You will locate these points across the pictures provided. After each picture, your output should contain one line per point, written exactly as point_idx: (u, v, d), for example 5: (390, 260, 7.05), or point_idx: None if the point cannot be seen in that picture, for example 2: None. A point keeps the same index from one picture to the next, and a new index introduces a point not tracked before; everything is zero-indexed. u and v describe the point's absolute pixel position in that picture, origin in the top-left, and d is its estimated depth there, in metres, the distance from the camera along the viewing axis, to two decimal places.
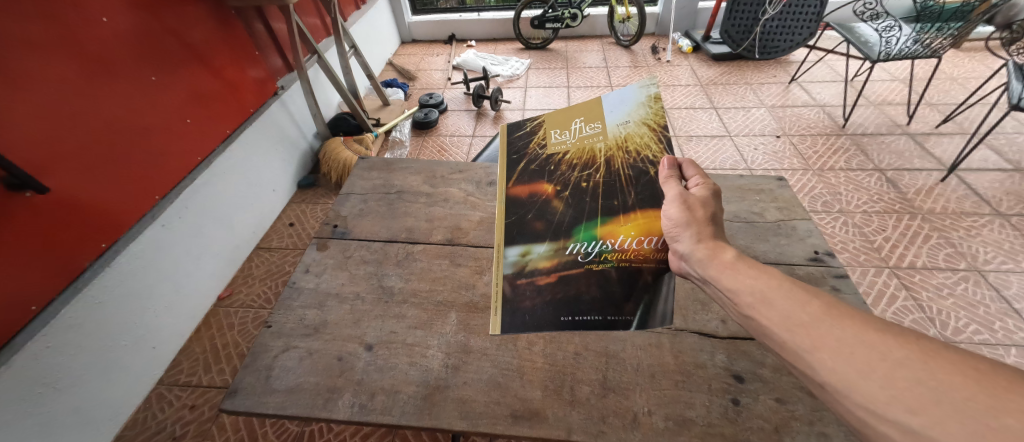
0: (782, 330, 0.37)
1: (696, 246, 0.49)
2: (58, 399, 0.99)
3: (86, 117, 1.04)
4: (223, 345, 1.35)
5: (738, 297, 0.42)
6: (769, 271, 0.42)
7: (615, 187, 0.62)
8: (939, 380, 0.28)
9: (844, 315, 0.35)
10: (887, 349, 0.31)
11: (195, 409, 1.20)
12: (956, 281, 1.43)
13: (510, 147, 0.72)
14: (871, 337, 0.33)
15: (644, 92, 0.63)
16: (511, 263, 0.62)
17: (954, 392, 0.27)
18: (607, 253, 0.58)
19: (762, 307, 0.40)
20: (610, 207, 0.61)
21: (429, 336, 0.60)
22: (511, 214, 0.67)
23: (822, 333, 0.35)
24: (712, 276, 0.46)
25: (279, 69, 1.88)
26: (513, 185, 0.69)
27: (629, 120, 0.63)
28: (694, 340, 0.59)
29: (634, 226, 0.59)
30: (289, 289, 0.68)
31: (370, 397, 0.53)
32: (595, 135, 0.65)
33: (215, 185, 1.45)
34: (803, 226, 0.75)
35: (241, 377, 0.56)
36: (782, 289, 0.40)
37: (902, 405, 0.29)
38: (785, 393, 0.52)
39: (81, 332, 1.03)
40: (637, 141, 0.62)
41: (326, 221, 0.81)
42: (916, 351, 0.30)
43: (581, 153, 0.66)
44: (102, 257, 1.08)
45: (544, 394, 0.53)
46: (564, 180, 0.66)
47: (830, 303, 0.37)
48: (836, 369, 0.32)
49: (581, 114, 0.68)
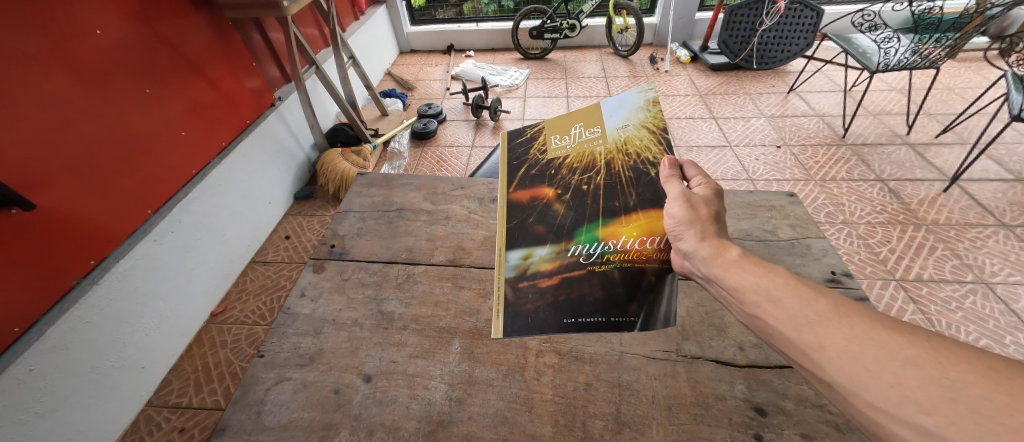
0: (790, 329, 0.36)
1: (700, 245, 0.47)
2: (45, 425, 0.94)
3: (79, 131, 1.02)
4: (215, 363, 1.31)
5: (743, 295, 0.41)
6: (774, 268, 0.41)
7: (615, 189, 0.60)
8: (952, 378, 0.28)
9: (850, 312, 0.34)
10: (898, 347, 0.30)
11: (185, 432, 1.16)
12: (965, 294, 1.41)
13: (510, 154, 0.70)
14: (881, 333, 0.32)
15: (642, 96, 0.61)
16: (512, 266, 0.59)
17: (968, 390, 0.27)
18: (610, 255, 0.56)
19: (769, 305, 0.38)
20: (611, 208, 0.59)
21: (432, 365, 0.57)
22: (512, 218, 0.63)
23: (830, 332, 0.34)
24: (716, 275, 0.44)
25: (277, 79, 1.86)
26: (513, 189, 0.65)
27: (628, 124, 0.61)
28: (711, 369, 0.56)
29: (637, 226, 0.57)
30: (284, 315, 0.65)
31: (369, 434, 0.50)
32: (595, 139, 0.63)
33: (211, 199, 1.41)
34: (817, 244, 0.73)
35: (230, 413, 0.53)
36: (788, 287, 0.39)
37: (914, 405, 0.28)
38: (811, 428, 0.49)
39: (67, 354, 0.98)
40: (638, 144, 0.60)
41: (323, 241, 0.78)
42: (926, 348, 0.30)
43: (582, 157, 0.63)
44: (90, 275, 1.04)
45: (555, 430, 0.50)
46: (564, 184, 0.63)
47: (837, 300, 0.36)
48: (844, 367, 0.32)
49: (581, 119, 0.65)
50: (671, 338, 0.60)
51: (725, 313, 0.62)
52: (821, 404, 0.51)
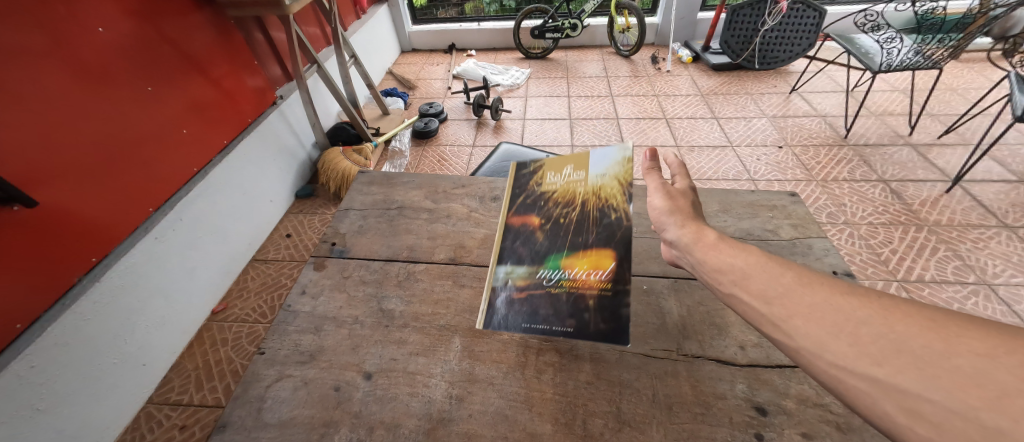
0: (760, 301, 0.39)
1: (681, 231, 0.50)
2: (46, 421, 0.95)
3: (81, 129, 1.02)
4: (216, 361, 1.31)
5: (719, 273, 0.44)
6: (745, 248, 0.45)
7: (584, 226, 0.62)
8: (899, 332, 0.31)
9: (813, 283, 0.38)
10: (853, 310, 0.34)
11: (185, 429, 1.16)
12: (967, 295, 1.41)
13: (516, 180, 0.72)
14: (838, 301, 0.35)
15: (624, 152, 0.63)
16: (490, 279, 0.64)
17: (913, 341, 0.30)
18: (563, 281, 0.60)
19: (742, 281, 0.42)
20: (575, 243, 0.62)
21: (432, 363, 0.57)
22: (503, 238, 0.67)
23: (795, 301, 0.37)
24: (695, 255, 0.48)
25: (279, 78, 1.86)
26: (509, 212, 0.69)
27: (605, 174, 0.64)
28: (711, 368, 0.55)
29: (590, 262, 0.60)
30: (285, 313, 0.65)
31: (369, 432, 0.50)
32: (579, 181, 0.66)
33: (212, 197, 1.41)
34: (819, 244, 0.73)
35: (231, 410, 0.53)
36: (758, 264, 0.42)
37: (868, 360, 0.31)
38: (812, 427, 0.48)
39: (68, 351, 0.99)
40: (609, 193, 0.62)
41: (324, 239, 0.78)
42: (876, 309, 0.33)
43: (566, 194, 0.66)
44: (92, 272, 1.04)
45: (555, 428, 0.50)
46: (547, 215, 0.66)
47: (800, 274, 0.40)
48: (808, 332, 0.35)
49: (576, 160, 0.68)
50: (671, 336, 0.60)
51: (726, 313, 0.62)
52: (822, 404, 0.51)
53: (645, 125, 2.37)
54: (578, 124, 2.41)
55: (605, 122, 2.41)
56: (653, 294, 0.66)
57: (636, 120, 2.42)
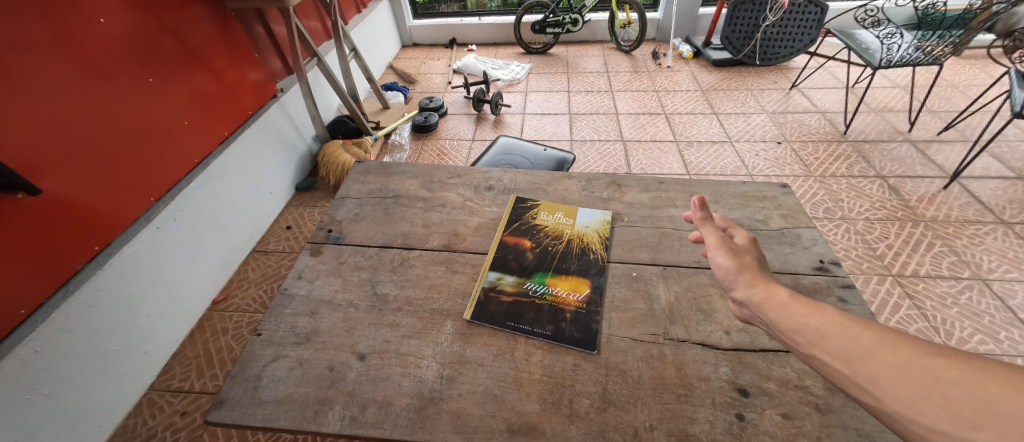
0: (842, 363, 0.41)
1: (751, 291, 0.51)
2: (49, 405, 0.97)
3: (83, 118, 1.03)
4: (217, 350, 1.33)
5: (795, 335, 0.45)
6: (822, 307, 0.46)
7: (569, 257, 0.71)
8: (996, 395, 0.31)
9: (897, 343, 0.39)
10: (942, 371, 0.35)
11: (186, 415, 1.18)
12: (961, 290, 1.41)
13: (512, 210, 0.82)
14: (925, 362, 0.36)
15: (602, 216, 0.81)
16: (480, 282, 0.67)
17: (1013, 404, 0.30)
18: (546, 295, 0.64)
19: (819, 341, 0.43)
20: (561, 268, 0.69)
21: (424, 345, 0.58)
22: (496, 251, 0.73)
23: (878, 363, 0.38)
24: (769, 316, 0.49)
25: (280, 72, 1.87)
26: (504, 232, 0.76)
27: (587, 226, 0.78)
28: (697, 352, 0.57)
29: (571, 285, 0.66)
30: (281, 296, 0.66)
31: (362, 409, 0.51)
32: (567, 225, 0.78)
33: (212, 188, 1.43)
34: (807, 234, 0.74)
35: (229, 388, 0.54)
36: (835, 324, 0.43)
37: (966, 424, 0.31)
38: (792, 408, 0.50)
39: (72, 336, 1.01)
40: (590, 239, 0.75)
41: (321, 226, 0.80)
42: (968, 370, 0.34)
43: (555, 231, 0.76)
44: (94, 260, 1.05)
45: (542, 407, 0.51)
46: (538, 242, 0.74)
47: (880, 332, 0.41)
48: (897, 395, 0.36)
49: (564, 210, 0.82)
50: (659, 321, 0.61)
51: (713, 299, 0.63)
52: (803, 386, 0.52)
53: (645, 120, 2.37)
54: (577, 119, 2.42)
55: (604, 117, 2.42)
56: (642, 281, 0.67)
57: (636, 115, 2.42)
